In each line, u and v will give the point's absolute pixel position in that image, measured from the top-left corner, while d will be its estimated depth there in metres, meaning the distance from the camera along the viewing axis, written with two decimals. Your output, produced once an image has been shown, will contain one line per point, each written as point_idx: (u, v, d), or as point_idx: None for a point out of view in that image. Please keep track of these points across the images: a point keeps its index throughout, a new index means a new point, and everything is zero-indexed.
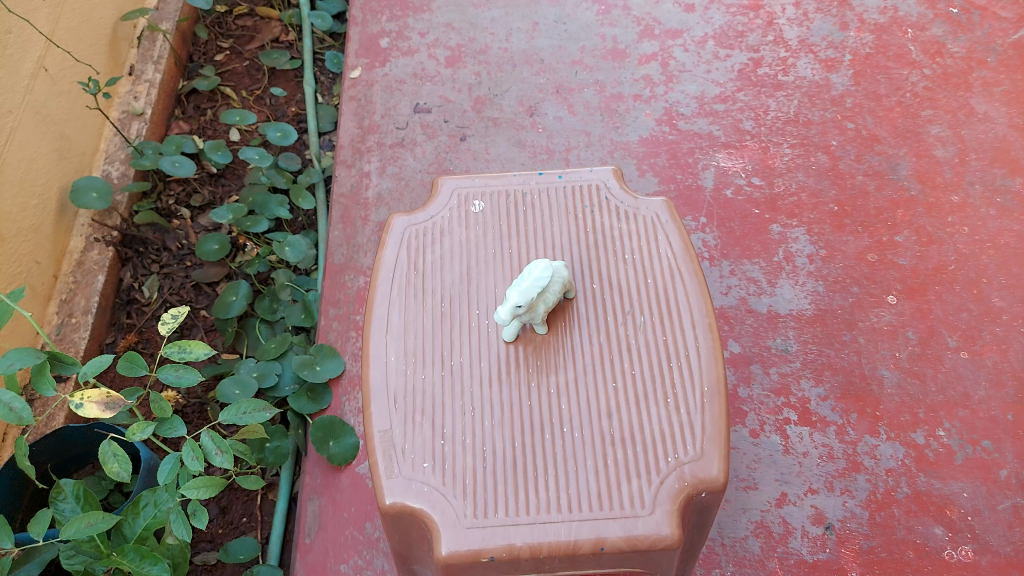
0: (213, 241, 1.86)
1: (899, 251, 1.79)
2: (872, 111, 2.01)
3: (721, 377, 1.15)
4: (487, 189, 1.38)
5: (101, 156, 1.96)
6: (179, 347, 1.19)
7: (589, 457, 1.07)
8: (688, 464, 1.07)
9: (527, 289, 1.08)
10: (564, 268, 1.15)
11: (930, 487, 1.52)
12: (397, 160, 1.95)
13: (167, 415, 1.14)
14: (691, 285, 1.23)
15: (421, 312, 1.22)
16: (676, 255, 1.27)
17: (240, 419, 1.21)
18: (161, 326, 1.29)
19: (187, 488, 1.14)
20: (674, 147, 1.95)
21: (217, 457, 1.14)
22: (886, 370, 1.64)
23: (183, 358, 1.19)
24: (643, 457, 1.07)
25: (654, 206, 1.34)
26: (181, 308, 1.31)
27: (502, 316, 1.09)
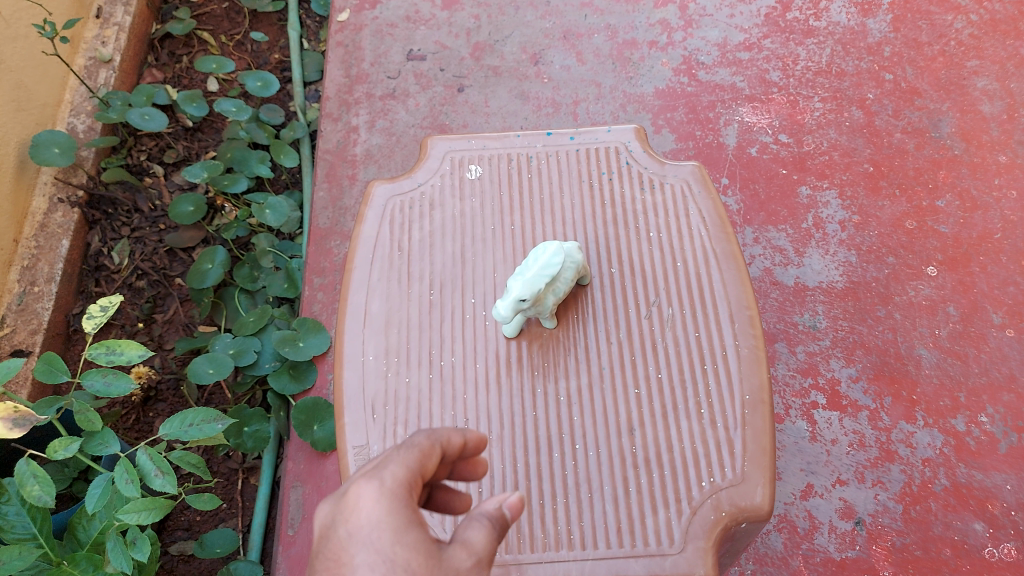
0: (188, 201, 1.70)
1: (940, 217, 1.62)
2: (912, 61, 1.81)
3: (764, 384, 1.03)
4: (486, 152, 1.25)
5: (66, 108, 1.77)
6: (106, 348, 0.99)
7: (606, 483, 0.97)
8: (726, 490, 0.96)
9: (532, 279, 0.96)
10: (579, 253, 1.03)
11: (971, 479, 1.38)
12: (388, 113, 1.78)
13: (97, 429, 0.98)
14: (728, 272, 1.10)
15: (405, 302, 1.11)
16: (709, 235, 1.14)
17: (186, 433, 1.00)
18: (88, 320, 1.07)
19: (125, 512, 0.91)
20: (693, 100, 1.77)
21: (156, 480, 0.93)
22: (924, 350, 1.50)
23: (111, 361, 0.99)
24: (672, 483, 0.97)
25: (684, 173, 1.19)
26: (114, 296, 1.09)
27: (503, 311, 0.96)
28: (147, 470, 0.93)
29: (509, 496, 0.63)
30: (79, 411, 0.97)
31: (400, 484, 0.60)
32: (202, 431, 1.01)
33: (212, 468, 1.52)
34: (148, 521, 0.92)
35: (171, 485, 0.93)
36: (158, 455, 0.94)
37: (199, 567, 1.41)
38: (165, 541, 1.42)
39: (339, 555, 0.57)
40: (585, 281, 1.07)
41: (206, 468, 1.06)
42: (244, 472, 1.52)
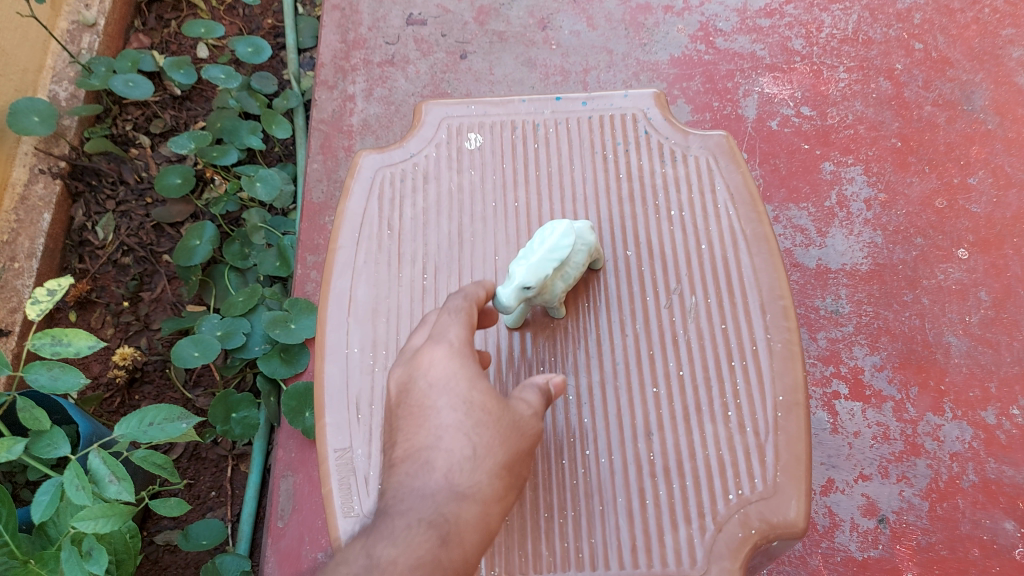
0: (176, 173, 1.60)
1: (971, 196, 1.52)
2: (944, 28, 1.69)
3: (799, 383, 0.98)
4: (486, 118, 1.19)
5: (48, 74, 1.67)
6: (52, 338, 0.92)
7: (620, 495, 0.93)
8: (756, 504, 0.92)
9: (538, 264, 0.88)
10: (590, 233, 0.95)
11: (1001, 475, 1.30)
12: (386, 81, 1.68)
13: (45, 429, 0.92)
14: (760, 258, 1.04)
15: (394, 288, 1.07)
16: (738, 213, 1.08)
17: (146, 433, 0.94)
18: (32, 306, 0.99)
19: (79, 521, 0.84)
20: (711, 69, 1.67)
21: (110, 486, 0.88)
22: (953, 337, 1.41)
23: (57, 353, 0.92)
24: (695, 497, 0.93)
25: (711, 144, 1.13)
26: (64, 279, 1.00)
27: (506, 298, 0.87)
28: (100, 475, 0.88)
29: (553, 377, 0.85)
30: (25, 410, 0.91)
31: (462, 344, 0.78)
32: (164, 431, 0.95)
33: (199, 454, 1.44)
34: (105, 530, 0.85)
35: (128, 491, 0.88)
36: (111, 459, 0.89)
37: (186, 558, 1.35)
38: (150, 530, 1.36)
39: (425, 400, 0.75)
40: (598, 265, 1.03)
41: (172, 469, 1.00)
42: (234, 459, 1.45)
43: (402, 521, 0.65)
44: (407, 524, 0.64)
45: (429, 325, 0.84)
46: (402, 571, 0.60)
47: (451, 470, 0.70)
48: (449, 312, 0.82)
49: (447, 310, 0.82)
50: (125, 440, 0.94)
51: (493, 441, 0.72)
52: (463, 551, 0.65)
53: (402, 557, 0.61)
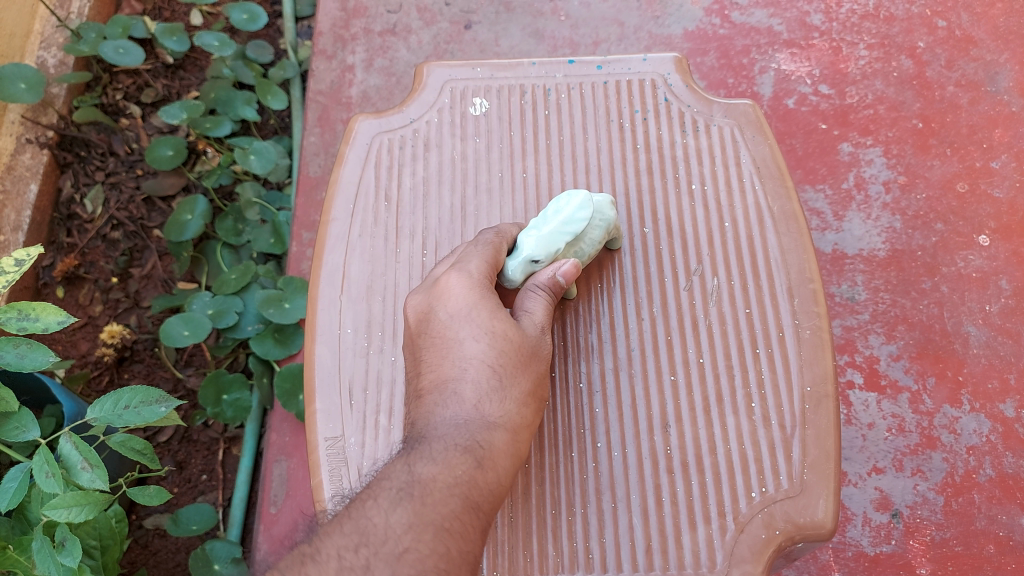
0: (167, 145, 1.55)
1: (994, 180, 1.46)
2: (969, 5, 1.61)
3: (827, 373, 0.93)
4: (493, 82, 1.13)
5: (36, 39, 1.60)
6: (19, 313, 0.84)
7: (634, 491, 0.89)
8: (781, 503, 0.88)
9: (548, 237, 0.88)
10: (609, 209, 0.93)
11: (1019, 470, 1.26)
12: (387, 51, 1.61)
13: (13, 411, 0.86)
14: (787, 237, 0.99)
15: (391, 265, 1.01)
16: (764, 189, 1.02)
17: (121, 417, 0.88)
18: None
19: (51, 510, 0.80)
20: (726, 44, 1.60)
21: (83, 473, 0.82)
22: (973, 327, 1.35)
23: (23, 329, 0.84)
24: (716, 495, 0.88)
25: (736, 113, 1.07)
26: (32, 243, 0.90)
27: (513, 271, 0.87)
28: (72, 461, 0.83)
29: (564, 264, 0.85)
30: None
31: (482, 275, 0.83)
32: (141, 415, 0.89)
33: (191, 436, 1.40)
34: (78, 519, 0.82)
35: (102, 480, 0.82)
36: (84, 444, 0.84)
37: (177, 543, 1.31)
38: (139, 514, 1.32)
39: (446, 330, 0.81)
40: (616, 246, 0.98)
41: (151, 455, 0.95)
42: (226, 442, 1.40)
43: (439, 445, 0.74)
44: (443, 447, 0.74)
45: (453, 253, 0.89)
46: (441, 487, 0.71)
47: (480, 400, 0.77)
48: (477, 244, 0.87)
49: (476, 242, 0.87)
50: (101, 423, 0.89)
51: (515, 369, 0.79)
52: (496, 473, 0.75)
53: (441, 475, 0.72)
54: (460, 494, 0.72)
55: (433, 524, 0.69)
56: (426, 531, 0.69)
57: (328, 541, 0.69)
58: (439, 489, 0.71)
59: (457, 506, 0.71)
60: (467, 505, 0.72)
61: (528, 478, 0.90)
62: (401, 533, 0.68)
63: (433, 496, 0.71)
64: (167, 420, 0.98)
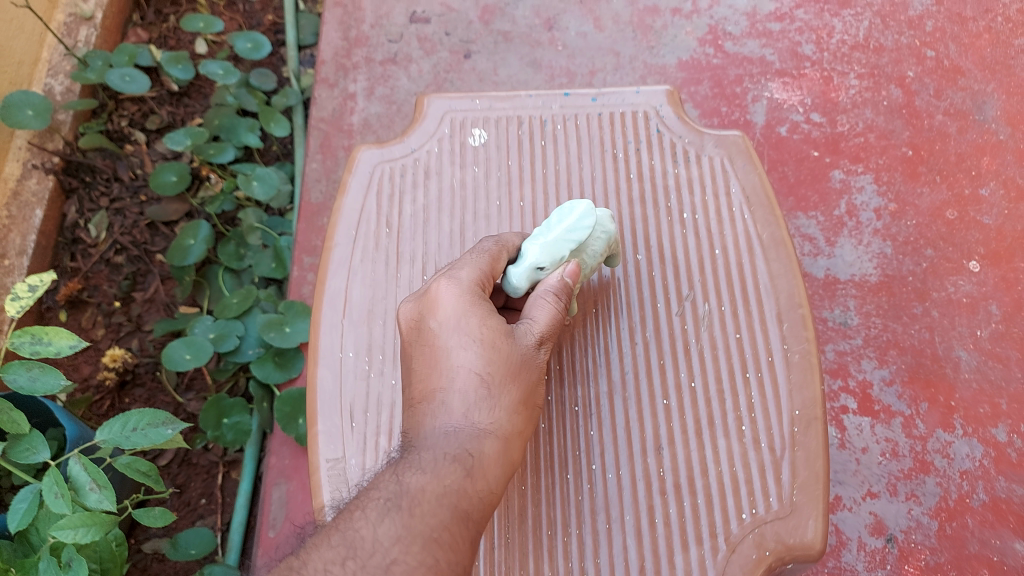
0: (171, 170, 1.57)
1: (982, 208, 1.49)
2: (956, 37, 1.65)
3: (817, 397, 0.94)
4: (491, 113, 1.16)
5: (43, 67, 1.63)
6: (32, 337, 0.86)
7: (628, 512, 0.91)
8: (772, 523, 0.89)
9: (554, 243, 0.91)
10: (610, 223, 0.96)
11: (1010, 494, 1.27)
12: (388, 80, 1.65)
13: (24, 433, 0.87)
14: (777, 263, 1.01)
15: (391, 289, 1.04)
16: (754, 217, 1.05)
17: (129, 439, 0.90)
18: (11, 302, 0.87)
19: (57, 530, 0.81)
20: (719, 73, 1.64)
21: (91, 494, 0.84)
22: (963, 351, 1.38)
23: (36, 352, 0.86)
24: (707, 516, 0.90)
25: (727, 143, 1.10)
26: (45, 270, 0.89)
27: (517, 278, 0.90)
28: (80, 482, 0.85)
29: (567, 266, 0.88)
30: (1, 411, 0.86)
31: (472, 282, 0.84)
32: (148, 437, 0.91)
33: (190, 459, 1.41)
34: (85, 539, 0.83)
35: (109, 501, 0.84)
36: (92, 466, 0.85)
37: (175, 567, 1.32)
38: (137, 538, 1.33)
39: (436, 338, 0.82)
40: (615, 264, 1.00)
41: (155, 475, 0.96)
42: (225, 466, 1.42)
43: (428, 456, 0.76)
44: (433, 457, 0.76)
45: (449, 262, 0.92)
46: (430, 498, 0.73)
47: (469, 410, 0.79)
48: (475, 252, 0.89)
49: (474, 251, 0.90)
50: (108, 446, 0.90)
51: (505, 379, 0.80)
52: (486, 481, 0.76)
53: (429, 486, 0.73)
54: (449, 504, 0.73)
55: (421, 536, 0.71)
56: (415, 543, 0.70)
57: (315, 555, 0.70)
58: (428, 499, 0.73)
59: (446, 517, 0.72)
60: (457, 515, 0.73)
61: (525, 499, 0.92)
62: (389, 545, 0.70)
63: (421, 507, 0.72)
64: (172, 442, 0.99)
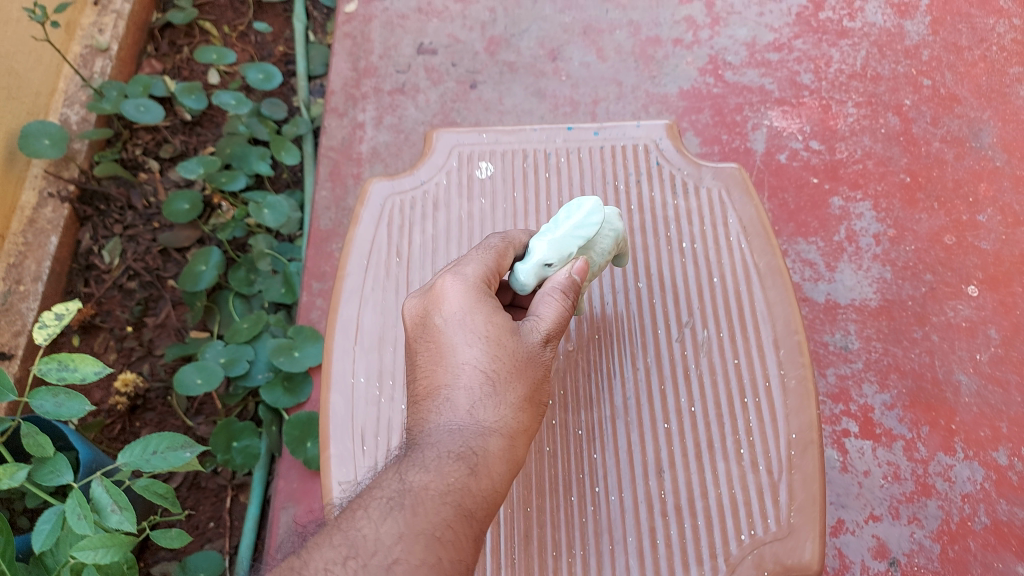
0: (184, 198, 1.61)
1: (980, 233, 1.51)
2: (952, 65, 1.68)
3: (813, 421, 0.96)
4: (497, 146, 1.20)
5: (60, 97, 1.68)
6: (58, 363, 0.89)
7: (630, 534, 0.92)
8: (770, 544, 0.90)
9: (561, 240, 0.93)
10: (617, 220, 0.99)
11: (1012, 517, 1.28)
12: (396, 109, 1.69)
13: (49, 455, 0.90)
14: (773, 291, 1.04)
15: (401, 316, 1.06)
16: (751, 247, 1.07)
17: (149, 462, 0.93)
18: (39, 330, 0.95)
19: (79, 551, 0.82)
20: (720, 102, 1.67)
21: (112, 516, 0.87)
22: (963, 375, 1.39)
23: (63, 378, 0.89)
24: (707, 537, 0.91)
25: (724, 176, 1.13)
26: (72, 303, 0.97)
27: (526, 275, 0.92)
28: (102, 504, 0.88)
29: (575, 263, 0.90)
30: (29, 435, 0.90)
31: (477, 279, 0.86)
32: (167, 460, 0.93)
33: (200, 483, 1.43)
34: (104, 560, 0.83)
35: (129, 522, 0.87)
36: (114, 488, 0.89)
37: None
38: (147, 561, 1.34)
39: (441, 335, 0.83)
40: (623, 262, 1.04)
41: (172, 498, 0.99)
42: (234, 489, 1.44)
43: (432, 453, 0.75)
44: (437, 455, 0.75)
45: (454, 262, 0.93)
46: (433, 496, 0.72)
47: (473, 407, 0.79)
48: (482, 247, 0.91)
49: (480, 247, 0.92)
50: (129, 469, 0.93)
51: (510, 376, 0.80)
52: (490, 479, 0.76)
53: (433, 484, 0.72)
54: (452, 502, 0.72)
55: (424, 534, 0.69)
56: (417, 541, 0.69)
57: (316, 554, 0.68)
58: (432, 497, 0.72)
59: (449, 515, 0.71)
60: (460, 514, 0.72)
61: (531, 521, 0.94)
62: (391, 544, 0.68)
63: (425, 505, 0.71)
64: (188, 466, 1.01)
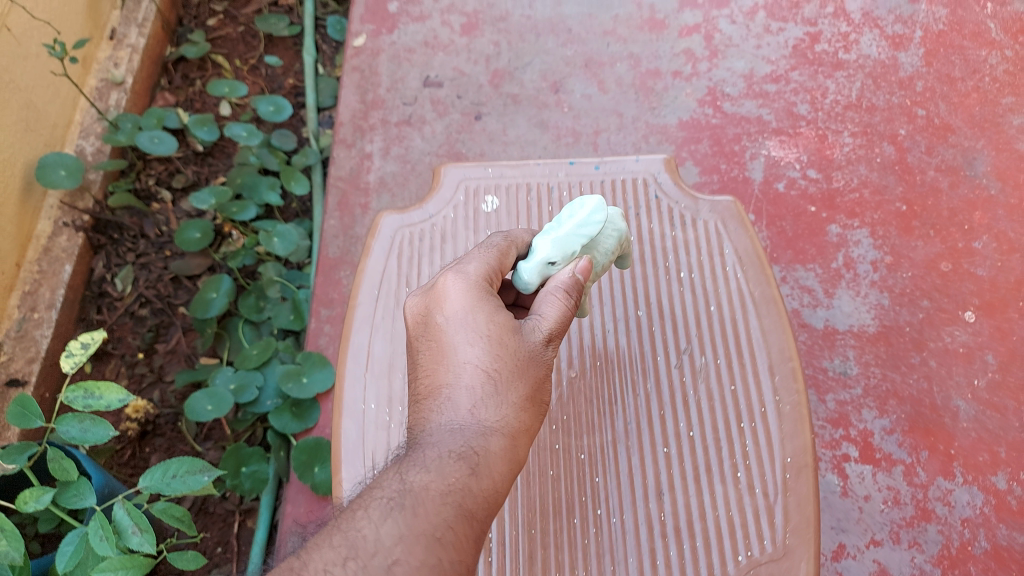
0: (195, 227, 1.65)
1: (975, 260, 1.54)
2: (946, 96, 1.72)
3: (808, 445, 0.98)
4: (502, 180, 1.23)
5: (75, 129, 1.72)
6: (84, 392, 0.94)
7: (631, 555, 0.95)
8: (766, 565, 0.92)
9: (565, 239, 0.96)
10: (620, 221, 1.03)
11: (1011, 542, 1.30)
12: (403, 140, 1.73)
13: (73, 479, 0.93)
14: (768, 319, 1.06)
15: None
16: (746, 276, 1.10)
17: (169, 485, 0.95)
18: (67, 359, 1.07)
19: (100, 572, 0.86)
20: (718, 132, 1.71)
21: (133, 537, 0.90)
22: (961, 401, 1.41)
23: (88, 406, 0.93)
24: (705, 558, 0.93)
25: (720, 209, 1.16)
26: (96, 333, 1.09)
27: (529, 273, 0.94)
28: (123, 526, 0.90)
29: (578, 263, 0.93)
30: (54, 459, 0.93)
31: (478, 277, 0.88)
32: (186, 483, 0.96)
33: (208, 508, 1.45)
34: None
35: (149, 544, 0.90)
36: (135, 510, 0.91)
37: None
38: None
39: (443, 334, 0.86)
40: (626, 264, 1.07)
41: (190, 521, 1.01)
42: (242, 514, 1.46)
43: (433, 453, 0.77)
44: (438, 455, 0.76)
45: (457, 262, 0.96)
46: (434, 497, 0.73)
47: (475, 407, 0.81)
48: (485, 246, 0.94)
49: (483, 246, 0.94)
50: (150, 492, 0.96)
51: (510, 376, 0.82)
52: (492, 479, 0.77)
53: (434, 484, 0.73)
54: (453, 503, 0.73)
55: (424, 535, 0.70)
56: (417, 543, 0.70)
57: (316, 556, 0.68)
58: (433, 497, 0.73)
59: (450, 516, 0.72)
60: (461, 513, 0.74)
61: (534, 543, 0.96)
62: (391, 546, 0.69)
63: (425, 506, 0.72)
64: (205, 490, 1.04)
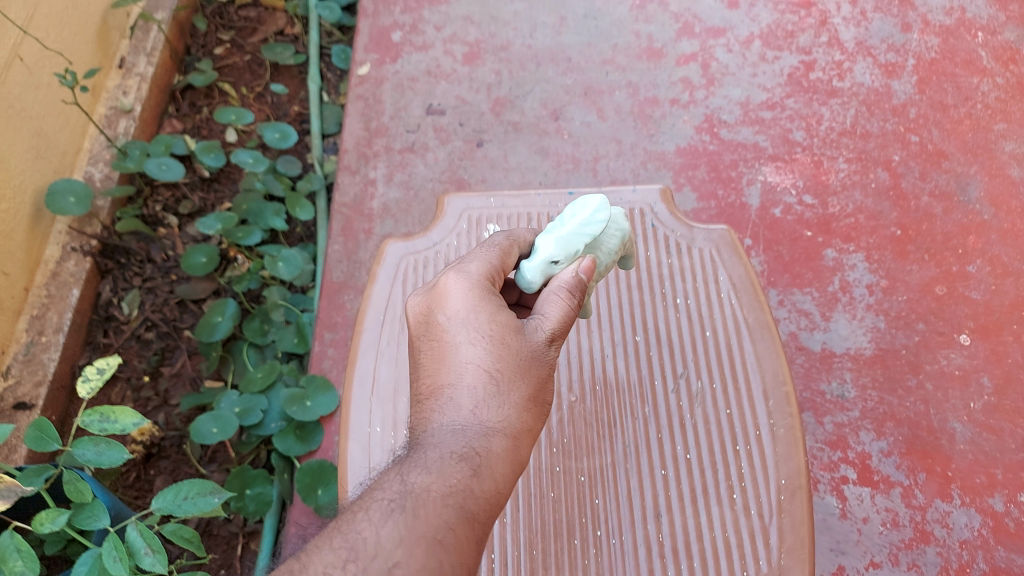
0: (202, 252, 1.67)
1: (970, 283, 1.57)
2: (939, 123, 1.76)
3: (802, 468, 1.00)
4: (504, 210, 1.27)
5: (85, 156, 1.76)
6: (100, 415, 0.95)
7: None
8: None
9: (567, 238, 0.98)
10: (623, 220, 1.07)
11: (1010, 563, 1.31)
12: (406, 167, 1.76)
13: (87, 501, 0.95)
14: (762, 344, 1.08)
15: None
16: (741, 302, 1.12)
17: (180, 507, 0.97)
18: (83, 384, 1.07)
19: None
20: (715, 159, 1.75)
21: (145, 558, 0.91)
22: (957, 423, 1.43)
23: (104, 429, 0.95)
24: None
25: (715, 237, 1.18)
26: (111, 358, 1.09)
27: (533, 272, 0.96)
28: (135, 547, 0.92)
29: (581, 262, 0.93)
30: (70, 482, 0.95)
31: (479, 276, 0.90)
32: (197, 505, 0.97)
33: (211, 530, 1.46)
34: None
35: (161, 564, 0.91)
36: (148, 531, 0.92)
37: None
38: None
39: (444, 334, 0.87)
40: (629, 263, 1.10)
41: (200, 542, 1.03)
42: (245, 537, 1.46)
43: (434, 454, 0.78)
44: (439, 457, 0.78)
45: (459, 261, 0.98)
46: (435, 498, 0.74)
47: (476, 407, 0.82)
48: (487, 245, 0.96)
49: (485, 246, 0.96)
50: (161, 513, 0.97)
51: (510, 375, 0.84)
52: (493, 480, 0.79)
53: (434, 486, 0.75)
54: (454, 505, 0.75)
55: (424, 537, 0.72)
56: (418, 545, 0.71)
57: (316, 557, 0.69)
58: (434, 499, 0.74)
59: (451, 517, 0.74)
60: (462, 514, 0.75)
61: (535, 563, 0.97)
62: (392, 548, 0.70)
63: (426, 507, 0.74)
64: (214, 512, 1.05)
